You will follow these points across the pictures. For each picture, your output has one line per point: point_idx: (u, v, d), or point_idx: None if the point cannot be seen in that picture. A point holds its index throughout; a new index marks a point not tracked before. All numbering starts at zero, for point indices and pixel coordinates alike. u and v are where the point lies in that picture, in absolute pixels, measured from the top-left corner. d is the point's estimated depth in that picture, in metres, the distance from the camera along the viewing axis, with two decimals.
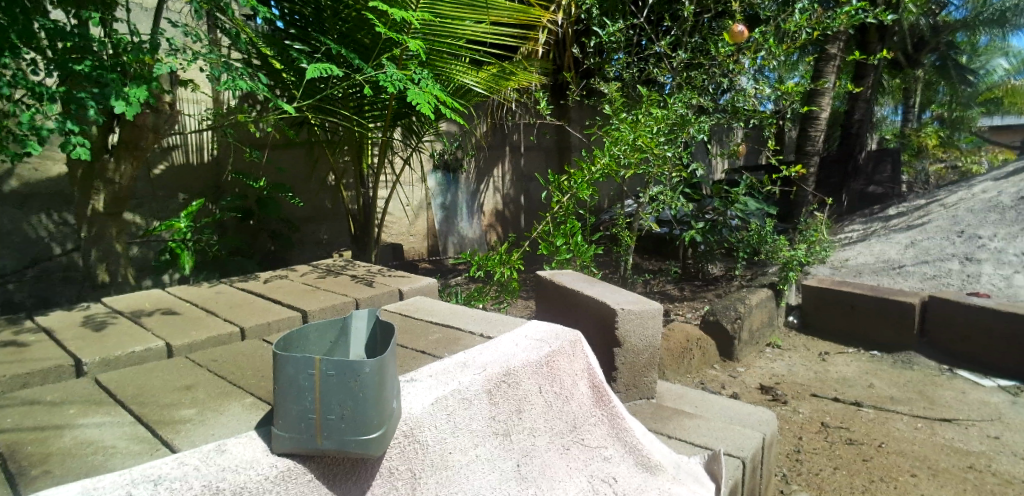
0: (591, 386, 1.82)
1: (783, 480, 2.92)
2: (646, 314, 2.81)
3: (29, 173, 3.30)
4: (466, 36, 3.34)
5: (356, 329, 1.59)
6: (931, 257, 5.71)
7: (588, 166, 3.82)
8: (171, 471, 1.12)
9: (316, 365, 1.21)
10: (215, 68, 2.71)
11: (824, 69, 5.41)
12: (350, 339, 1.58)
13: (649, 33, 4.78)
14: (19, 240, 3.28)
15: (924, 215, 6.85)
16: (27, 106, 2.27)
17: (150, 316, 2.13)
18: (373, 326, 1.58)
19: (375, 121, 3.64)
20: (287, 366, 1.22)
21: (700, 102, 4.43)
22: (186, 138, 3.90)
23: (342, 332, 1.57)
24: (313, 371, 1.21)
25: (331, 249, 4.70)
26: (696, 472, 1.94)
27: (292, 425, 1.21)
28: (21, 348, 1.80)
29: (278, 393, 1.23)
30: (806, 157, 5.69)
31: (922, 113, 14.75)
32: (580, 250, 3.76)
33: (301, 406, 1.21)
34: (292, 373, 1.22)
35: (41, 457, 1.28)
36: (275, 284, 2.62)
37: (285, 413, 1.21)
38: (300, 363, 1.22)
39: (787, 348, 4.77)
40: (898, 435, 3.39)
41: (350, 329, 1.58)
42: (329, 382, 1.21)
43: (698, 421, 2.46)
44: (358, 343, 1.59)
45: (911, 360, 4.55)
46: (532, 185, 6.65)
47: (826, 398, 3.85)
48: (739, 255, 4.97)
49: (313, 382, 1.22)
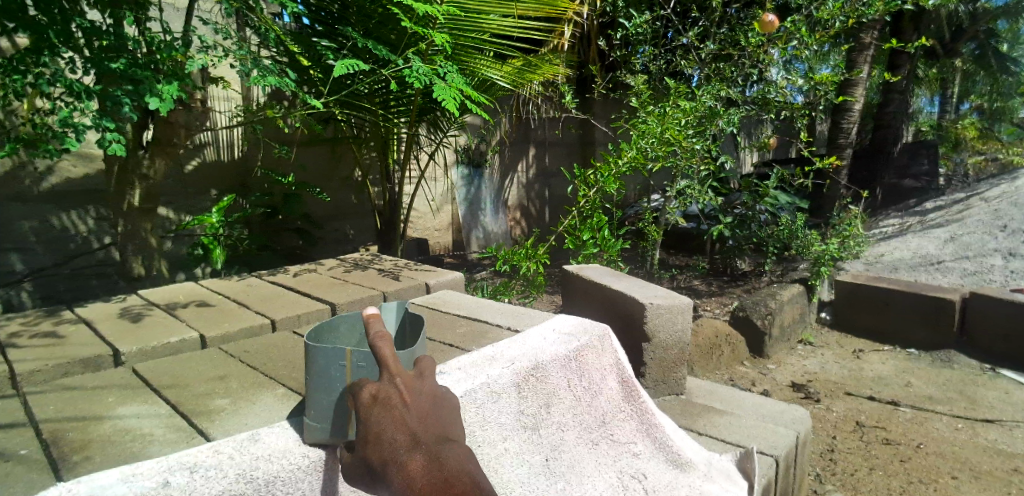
0: (620, 381, 1.81)
1: (817, 479, 2.86)
2: (676, 309, 2.76)
3: (67, 169, 3.36)
4: (491, 30, 3.32)
5: (384, 322, 1.59)
6: (970, 253, 5.54)
7: (615, 159, 3.78)
8: (206, 459, 1.14)
9: (347, 354, 1.23)
10: (245, 64, 2.73)
11: (858, 59, 5.27)
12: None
13: (676, 24, 4.69)
14: (57, 235, 3.36)
15: (964, 210, 6.66)
16: (65, 104, 2.30)
17: (184, 308, 2.17)
18: (401, 320, 1.59)
19: (401, 116, 3.65)
20: (318, 356, 1.23)
21: (730, 94, 4.35)
22: (217, 135, 3.95)
23: None
24: (345, 362, 1.23)
25: (357, 243, 4.74)
26: (727, 470, 1.88)
27: (323, 415, 1.21)
28: (60, 340, 1.84)
29: (309, 384, 1.25)
30: (838, 150, 5.55)
31: (959, 105, 14.31)
32: (607, 244, 3.74)
33: (333, 397, 1.22)
34: (323, 363, 1.23)
35: (81, 445, 1.31)
36: (304, 277, 2.65)
37: (318, 405, 1.22)
38: (331, 354, 1.23)
39: (819, 345, 4.68)
40: (937, 436, 3.31)
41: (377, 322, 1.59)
42: (361, 369, 1.24)
43: (730, 418, 2.42)
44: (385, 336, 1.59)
45: (950, 359, 4.43)
46: (556, 179, 6.62)
47: (860, 397, 3.76)
48: (768, 250, 4.88)
49: (344, 373, 1.23)
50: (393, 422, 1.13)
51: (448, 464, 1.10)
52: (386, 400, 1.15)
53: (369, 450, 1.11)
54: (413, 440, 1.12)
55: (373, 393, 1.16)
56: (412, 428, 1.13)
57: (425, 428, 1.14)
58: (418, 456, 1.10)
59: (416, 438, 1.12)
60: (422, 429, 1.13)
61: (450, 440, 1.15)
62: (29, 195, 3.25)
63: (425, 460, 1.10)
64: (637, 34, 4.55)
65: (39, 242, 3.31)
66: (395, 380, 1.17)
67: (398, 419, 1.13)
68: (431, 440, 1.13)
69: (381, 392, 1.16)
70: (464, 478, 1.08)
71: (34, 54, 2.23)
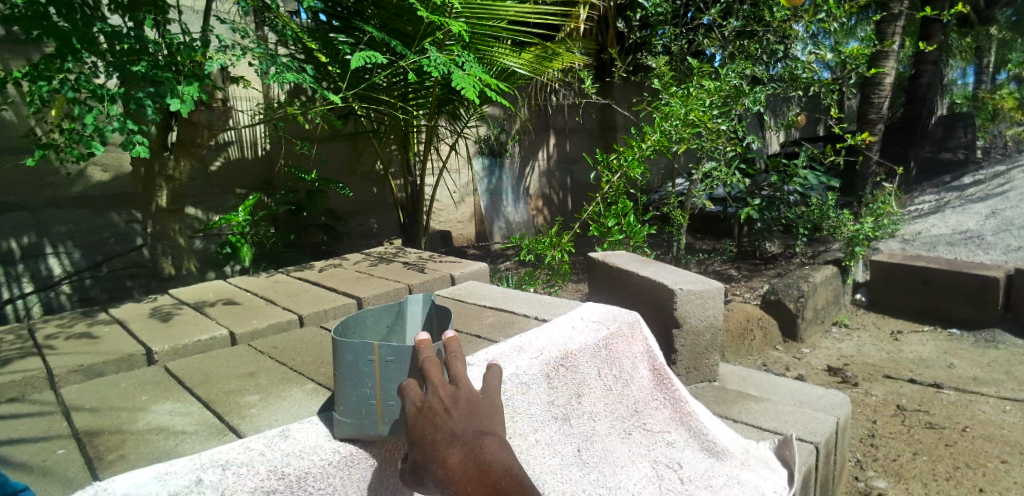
0: (652, 370, 1.77)
1: (858, 466, 2.79)
2: (706, 295, 2.71)
3: (96, 173, 3.41)
4: (509, 17, 3.27)
5: (414, 311, 1.59)
6: (1013, 228, 5.36)
7: (638, 143, 3.71)
8: (238, 456, 1.13)
9: (373, 351, 1.21)
10: (263, 62, 2.71)
11: (888, 30, 5.09)
12: (407, 321, 1.58)
13: (696, 3, 4.57)
14: (91, 238, 3.43)
15: (1005, 183, 6.44)
16: (91, 109, 2.30)
17: (214, 306, 2.18)
18: (428, 311, 1.58)
19: (420, 109, 3.62)
20: (347, 353, 1.23)
21: (755, 71, 4.25)
22: (240, 134, 3.97)
23: (398, 317, 1.57)
24: (373, 357, 1.22)
25: (382, 236, 4.75)
26: (766, 459, 1.82)
27: (352, 411, 1.21)
28: (95, 340, 1.86)
29: (338, 379, 1.24)
30: (869, 126, 5.39)
31: (997, 75, 13.76)
32: (633, 230, 3.68)
33: (362, 391, 1.21)
34: (351, 359, 1.22)
35: (117, 444, 1.32)
36: (330, 272, 2.66)
37: (347, 401, 1.21)
38: (360, 349, 1.22)
39: (855, 327, 4.58)
40: (984, 419, 3.21)
41: (405, 311, 1.58)
42: (387, 364, 1.22)
43: (766, 404, 2.36)
44: (414, 327, 1.59)
45: (994, 339, 4.29)
46: (578, 166, 6.56)
47: (901, 380, 3.67)
48: (798, 232, 4.78)
49: (372, 369, 1.22)
50: (435, 428, 1.10)
51: (487, 462, 1.07)
52: (429, 410, 1.12)
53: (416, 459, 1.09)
54: (454, 445, 1.08)
55: (416, 405, 1.13)
56: (453, 433, 1.09)
57: (467, 430, 1.10)
58: (458, 455, 1.07)
59: (455, 440, 1.09)
60: (468, 431, 1.10)
61: (488, 435, 1.12)
62: (65, 199, 3.32)
63: (464, 457, 1.07)
64: (657, 14, 4.43)
65: (74, 245, 3.37)
66: (437, 390, 1.14)
67: (442, 427, 1.09)
68: (469, 437, 1.10)
69: (426, 402, 1.13)
70: (497, 470, 1.06)
71: (59, 60, 2.24)
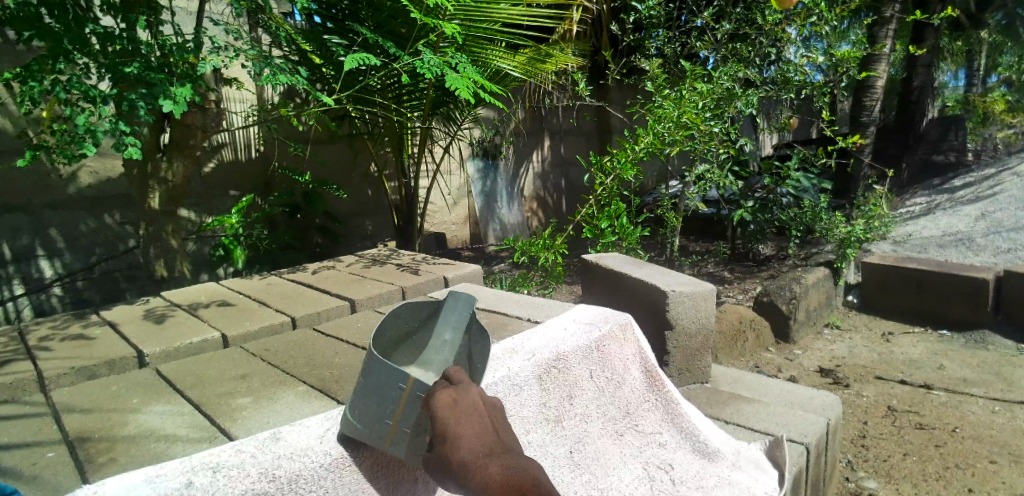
0: (644, 371, 1.78)
1: (848, 466, 2.80)
2: (699, 296, 2.72)
3: (89, 174, 3.40)
4: (503, 20, 3.27)
5: (449, 308, 1.30)
6: (1003, 230, 5.40)
7: (631, 145, 3.72)
8: (229, 459, 1.13)
9: (407, 382, 1.12)
10: (257, 63, 2.71)
11: (880, 34, 5.12)
12: (440, 317, 1.31)
13: (690, 6, 4.58)
14: (84, 239, 3.41)
15: (995, 185, 6.49)
16: (84, 110, 2.29)
17: (206, 308, 2.18)
18: (465, 314, 1.29)
19: (414, 111, 3.62)
20: (381, 367, 1.15)
21: (748, 74, 4.26)
22: (233, 136, 3.97)
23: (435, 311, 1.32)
24: (404, 386, 1.13)
25: (376, 238, 4.74)
26: (757, 459, 1.81)
27: (368, 420, 1.16)
28: (87, 343, 1.85)
29: (364, 385, 1.17)
30: (861, 128, 5.42)
31: (988, 78, 13.85)
32: (626, 232, 3.69)
33: (380, 411, 1.15)
34: (383, 376, 1.14)
35: (108, 446, 1.32)
36: (323, 274, 2.66)
37: (365, 409, 1.17)
38: (395, 372, 1.13)
39: (847, 328, 4.60)
40: (973, 419, 3.23)
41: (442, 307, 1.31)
42: (417, 399, 1.13)
43: (757, 405, 2.37)
44: (446, 325, 1.31)
45: (984, 340, 4.32)
46: (572, 168, 6.57)
47: (892, 381, 3.69)
48: (790, 233, 4.80)
49: (399, 396, 1.13)
50: (468, 424, 1.01)
51: (529, 476, 0.93)
52: (462, 407, 1.04)
53: (444, 453, 0.98)
54: (485, 448, 0.98)
55: (453, 396, 1.06)
56: (485, 437, 1.00)
57: (498, 440, 1.01)
58: (496, 465, 0.95)
59: (488, 443, 0.99)
60: (506, 445, 1.01)
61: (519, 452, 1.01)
62: (57, 200, 3.30)
63: (496, 460, 0.96)
64: (651, 17, 4.44)
65: (66, 247, 3.35)
66: (469, 394, 1.08)
67: (475, 427, 1.01)
68: (502, 447, 1.00)
69: (459, 399, 1.06)
70: (541, 485, 0.92)
71: (52, 62, 2.22)
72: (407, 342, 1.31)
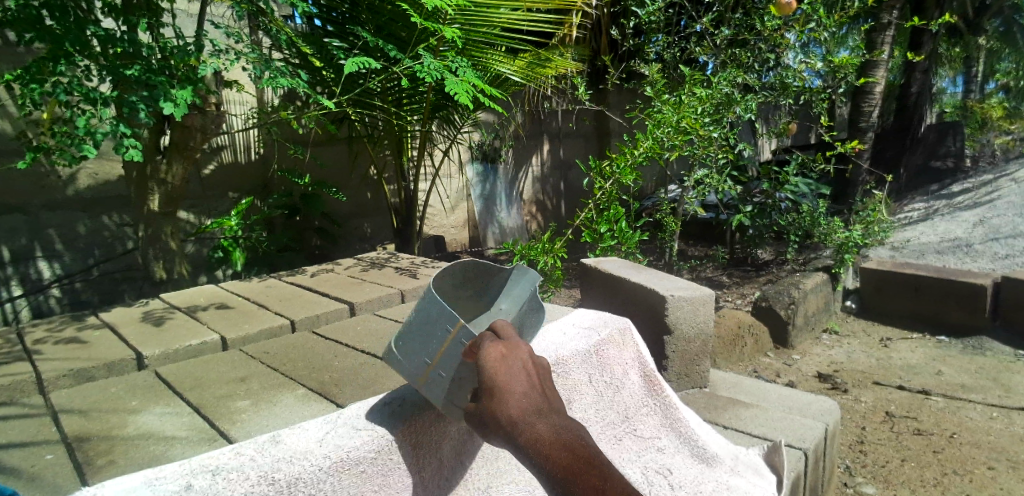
0: (642, 376, 1.79)
1: (847, 472, 2.80)
2: (697, 301, 2.73)
3: (88, 176, 3.39)
4: (502, 24, 3.28)
5: (513, 281, 1.43)
6: (1000, 236, 5.42)
7: (631, 150, 3.72)
8: (229, 462, 1.12)
9: (456, 326, 1.19)
10: (258, 66, 2.71)
11: (878, 40, 5.14)
12: (504, 287, 1.44)
13: (689, 12, 4.59)
14: (82, 241, 3.41)
15: (993, 192, 6.51)
16: (84, 112, 2.29)
17: (205, 310, 2.18)
18: (525, 289, 1.40)
19: (413, 114, 3.63)
20: (438, 306, 1.22)
21: (747, 79, 4.26)
22: (233, 138, 3.97)
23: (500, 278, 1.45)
24: (450, 328, 1.20)
25: (375, 241, 4.74)
26: (755, 465, 1.80)
27: (408, 355, 1.25)
28: (85, 345, 1.85)
29: (413, 320, 1.27)
30: (859, 134, 5.44)
31: (986, 84, 13.90)
32: (625, 236, 3.69)
33: (423, 347, 1.23)
34: (434, 314, 1.23)
35: (107, 449, 1.31)
36: (322, 277, 2.66)
37: (412, 339, 1.25)
38: (445, 313, 1.21)
39: (845, 334, 4.61)
40: (971, 425, 3.23)
41: (508, 278, 1.44)
42: (459, 346, 1.19)
43: (755, 410, 2.37)
44: (506, 296, 1.44)
45: (982, 345, 4.33)
46: (571, 171, 6.58)
47: (890, 386, 3.69)
48: (789, 238, 4.81)
49: (444, 336, 1.21)
50: (517, 382, 0.96)
51: (581, 438, 0.87)
52: (511, 364, 0.99)
53: (490, 406, 0.93)
54: (532, 406, 0.92)
55: (503, 351, 1.02)
56: (534, 396, 0.94)
57: (548, 401, 0.95)
58: (544, 424, 0.89)
59: (537, 402, 0.93)
60: (556, 407, 0.95)
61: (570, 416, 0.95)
62: (56, 202, 3.30)
63: (544, 419, 0.90)
64: (650, 22, 4.44)
65: (64, 248, 3.35)
66: (519, 353, 1.03)
67: (524, 385, 0.95)
68: (552, 408, 0.94)
69: (508, 356, 1.01)
70: (596, 448, 0.85)
71: (53, 63, 2.22)
72: (470, 300, 1.45)
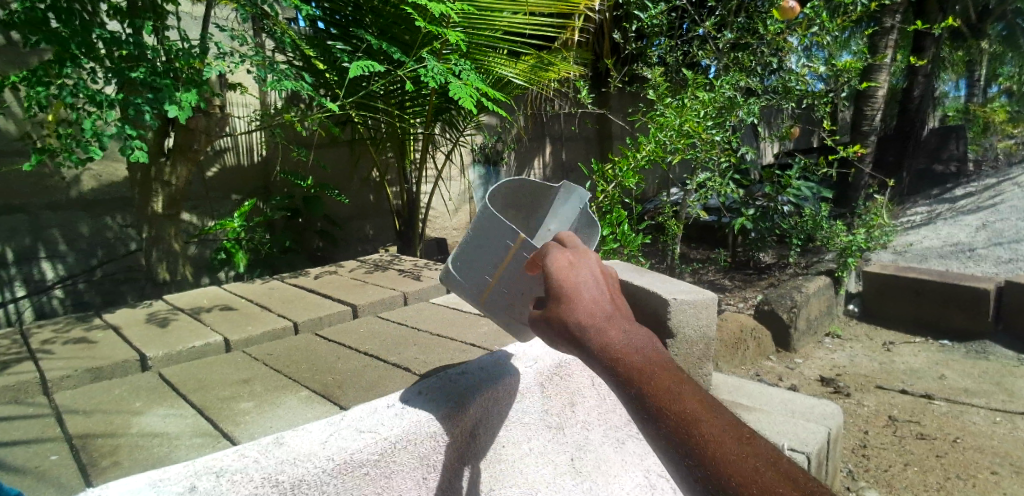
0: None
1: (849, 476, 2.80)
2: (700, 305, 2.73)
3: (92, 177, 3.40)
4: (504, 27, 3.30)
5: (561, 200, 1.38)
6: (1003, 241, 5.41)
7: (634, 153, 3.73)
8: (232, 463, 1.08)
9: (515, 240, 1.12)
10: (263, 69, 2.72)
11: (881, 44, 5.14)
12: (551, 206, 1.40)
13: (692, 15, 4.59)
14: (86, 242, 3.42)
15: (997, 196, 6.50)
16: (89, 114, 2.30)
17: (209, 312, 2.18)
18: (573, 208, 1.36)
19: (416, 117, 3.64)
20: (497, 218, 1.15)
21: (749, 83, 4.26)
22: (236, 140, 3.98)
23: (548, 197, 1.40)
24: (511, 243, 1.13)
25: (377, 243, 4.74)
26: None
27: (468, 274, 1.21)
28: (89, 346, 1.85)
29: (470, 237, 1.21)
30: (862, 138, 5.43)
31: (988, 89, 13.88)
32: (627, 239, 3.69)
33: (483, 265, 1.19)
34: (492, 230, 1.16)
35: (111, 450, 1.32)
36: (326, 279, 2.67)
37: (471, 255, 1.20)
38: (504, 229, 1.14)
39: (847, 338, 4.60)
40: (974, 430, 3.22)
41: (555, 197, 1.40)
42: (521, 258, 1.13)
43: (758, 414, 2.37)
44: (554, 217, 1.40)
45: (985, 350, 4.32)
46: (573, 174, 6.58)
47: (892, 390, 3.68)
48: (791, 242, 4.81)
49: (503, 254, 1.15)
50: (590, 290, 0.85)
51: (662, 353, 0.77)
52: (581, 271, 0.88)
53: (558, 311, 0.83)
54: (606, 317, 0.82)
55: (571, 258, 0.90)
56: (607, 305, 0.84)
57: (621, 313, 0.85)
58: (617, 331, 0.79)
59: (612, 312, 0.83)
60: (629, 315, 0.85)
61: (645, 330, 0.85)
62: (60, 203, 3.31)
63: (620, 330, 0.80)
64: (653, 25, 4.44)
65: (68, 249, 3.36)
66: (588, 260, 0.92)
67: (597, 294, 0.85)
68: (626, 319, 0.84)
69: (578, 262, 0.89)
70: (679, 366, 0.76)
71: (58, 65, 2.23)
72: (521, 218, 1.41)
